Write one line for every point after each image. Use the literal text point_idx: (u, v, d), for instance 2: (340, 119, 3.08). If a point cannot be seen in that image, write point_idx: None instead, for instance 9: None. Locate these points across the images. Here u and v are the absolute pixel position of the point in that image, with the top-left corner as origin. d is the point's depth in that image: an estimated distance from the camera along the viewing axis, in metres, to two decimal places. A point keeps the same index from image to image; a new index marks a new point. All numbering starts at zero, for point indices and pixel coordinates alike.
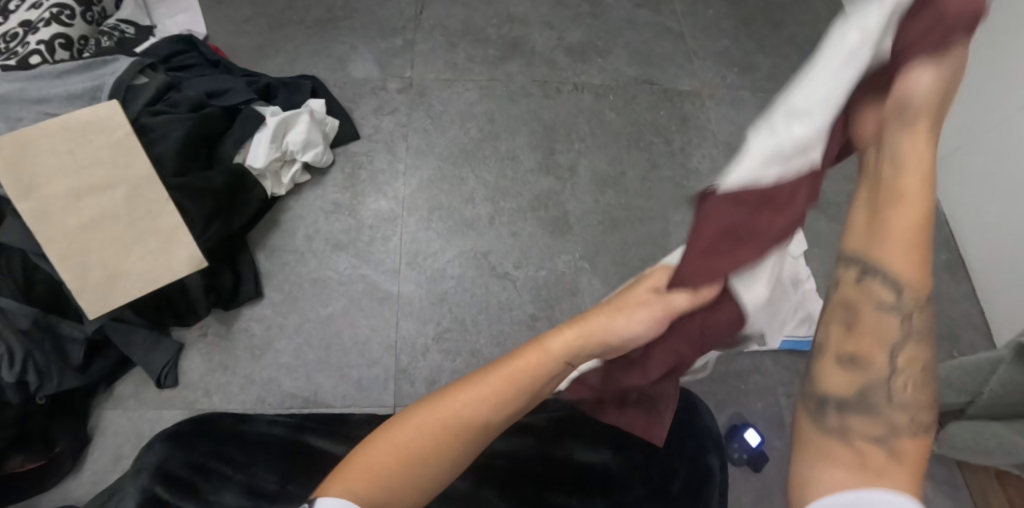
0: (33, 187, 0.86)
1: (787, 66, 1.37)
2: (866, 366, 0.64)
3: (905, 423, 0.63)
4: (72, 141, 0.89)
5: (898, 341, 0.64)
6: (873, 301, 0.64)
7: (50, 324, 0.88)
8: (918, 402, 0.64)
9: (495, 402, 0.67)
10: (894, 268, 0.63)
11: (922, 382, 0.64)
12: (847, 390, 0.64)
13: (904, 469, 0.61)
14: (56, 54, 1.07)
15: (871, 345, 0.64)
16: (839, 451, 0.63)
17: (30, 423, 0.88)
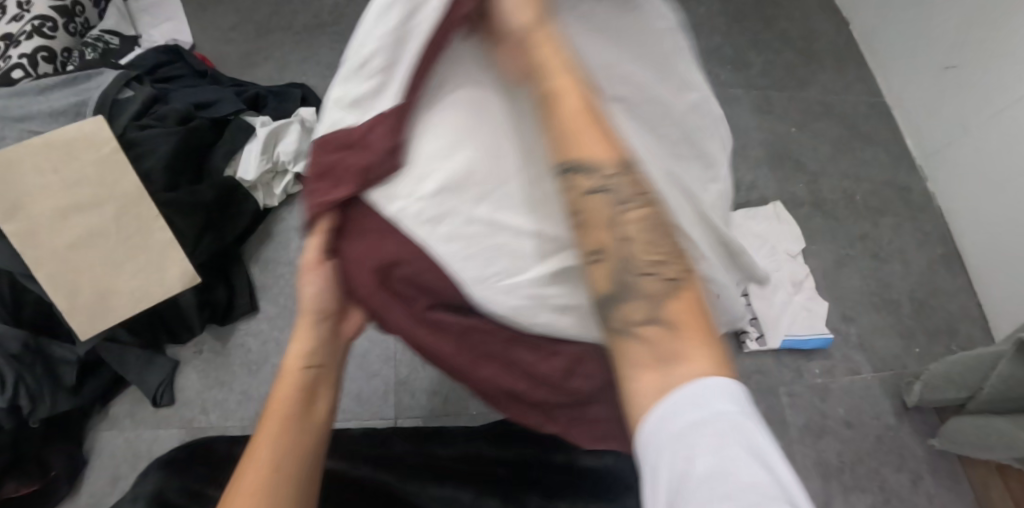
0: (19, 207, 0.84)
1: (778, 63, 1.40)
2: (604, 256, 0.50)
3: (657, 288, 0.49)
4: (58, 159, 0.87)
5: (607, 182, 0.50)
6: (586, 187, 0.51)
7: (40, 347, 0.87)
8: (661, 256, 0.49)
9: (279, 445, 0.57)
10: (571, 132, 0.52)
11: (664, 236, 0.50)
12: (603, 285, 0.50)
13: (694, 332, 0.47)
14: (38, 67, 1.06)
15: (598, 217, 0.51)
16: (639, 340, 0.48)
17: (23, 447, 0.87)
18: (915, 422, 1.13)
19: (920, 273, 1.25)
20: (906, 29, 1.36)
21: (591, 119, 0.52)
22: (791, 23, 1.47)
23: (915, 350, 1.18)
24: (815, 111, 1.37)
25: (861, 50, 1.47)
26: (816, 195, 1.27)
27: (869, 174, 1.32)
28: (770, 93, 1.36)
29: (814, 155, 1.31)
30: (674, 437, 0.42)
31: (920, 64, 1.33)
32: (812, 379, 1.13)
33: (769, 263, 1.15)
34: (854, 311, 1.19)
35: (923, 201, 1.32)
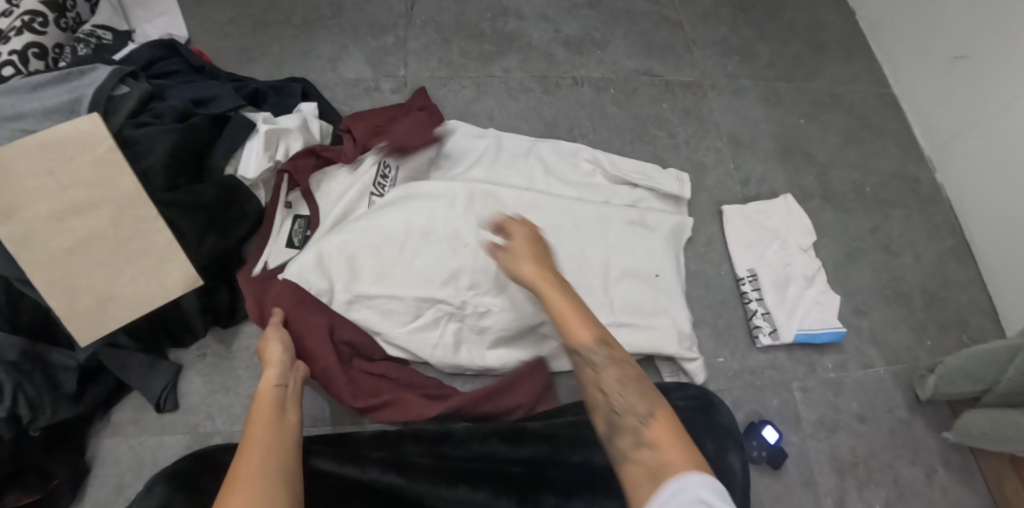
0: (14, 211, 0.80)
1: (785, 53, 1.38)
2: (600, 406, 0.72)
3: (635, 421, 0.69)
4: (50, 159, 0.82)
5: (594, 359, 0.74)
6: (589, 364, 0.75)
7: (39, 354, 0.84)
8: (635, 399, 0.71)
9: (262, 435, 0.69)
10: (564, 322, 0.77)
11: (632, 375, 0.73)
12: (602, 428, 0.71)
13: (669, 445, 0.66)
14: (30, 64, 1.02)
15: (592, 385, 0.74)
16: (637, 461, 0.67)
17: (24, 457, 0.84)
18: (927, 415, 1.12)
19: (929, 265, 1.24)
20: (915, 18, 1.34)
21: (581, 315, 0.78)
22: (797, 13, 1.45)
23: (927, 343, 1.17)
24: (824, 102, 1.35)
25: (867, 40, 1.45)
26: (826, 187, 1.26)
27: (878, 165, 1.31)
28: (778, 84, 1.34)
29: (823, 147, 1.30)
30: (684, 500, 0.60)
31: (928, 54, 1.32)
32: (826, 373, 1.11)
33: (782, 258, 1.13)
34: (866, 304, 1.18)
35: (932, 192, 1.31)
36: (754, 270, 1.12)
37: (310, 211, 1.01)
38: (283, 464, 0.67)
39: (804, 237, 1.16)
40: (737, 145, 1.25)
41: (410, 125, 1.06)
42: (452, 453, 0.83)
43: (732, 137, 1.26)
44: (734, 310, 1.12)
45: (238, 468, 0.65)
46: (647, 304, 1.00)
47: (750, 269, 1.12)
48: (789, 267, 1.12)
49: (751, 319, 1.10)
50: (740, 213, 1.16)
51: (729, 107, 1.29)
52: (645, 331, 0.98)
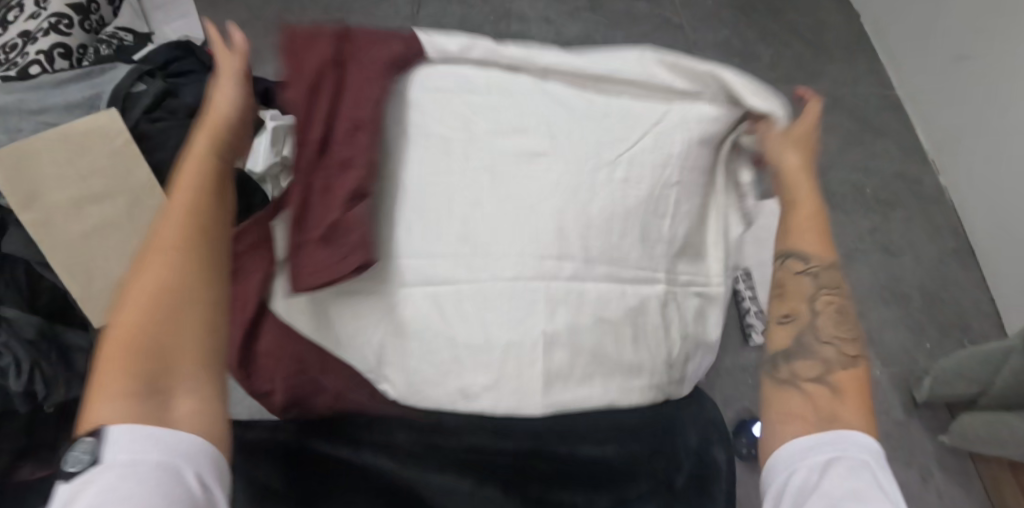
0: (37, 205, 0.85)
1: (787, 54, 1.40)
2: (797, 319, 0.64)
3: (837, 356, 0.61)
4: (71, 153, 0.88)
5: (813, 270, 0.64)
6: (791, 270, 0.65)
7: (55, 334, 0.89)
8: (843, 335, 0.62)
9: (195, 200, 0.56)
10: (802, 234, 0.66)
11: (841, 321, 0.64)
12: (786, 343, 0.63)
13: (855, 398, 0.58)
14: (55, 63, 1.08)
15: (799, 291, 0.65)
16: (806, 392, 0.60)
17: (40, 432, 0.90)
18: (924, 417, 1.11)
19: (930, 266, 1.23)
20: (920, 19, 1.34)
21: (818, 221, 0.66)
22: (800, 15, 1.46)
23: (926, 345, 1.16)
24: (825, 104, 1.36)
25: (872, 41, 1.46)
26: (824, 188, 1.27)
27: (878, 165, 1.31)
28: (779, 85, 1.35)
29: (822, 148, 1.30)
30: (830, 456, 0.53)
31: (932, 56, 1.32)
32: None
33: None
34: (864, 305, 1.18)
35: (935, 194, 1.31)
36: None
37: None
38: (207, 282, 0.54)
39: None
40: None
41: None
42: (439, 441, 0.73)
43: None
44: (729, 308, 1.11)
45: (151, 260, 0.53)
46: None
47: None
48: None
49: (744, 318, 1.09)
50: None
51: None
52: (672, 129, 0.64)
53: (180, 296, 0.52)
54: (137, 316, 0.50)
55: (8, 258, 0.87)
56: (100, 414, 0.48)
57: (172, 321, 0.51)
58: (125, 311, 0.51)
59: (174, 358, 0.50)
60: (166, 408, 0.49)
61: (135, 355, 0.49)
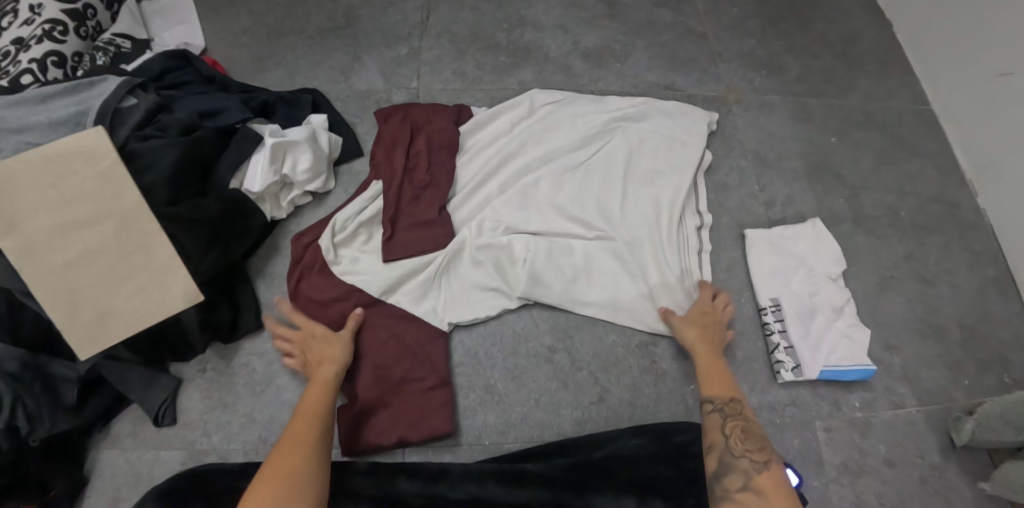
0: (16, 232, 0.80)
1: (817, 66, 1.32)
2: (716, 446, 0.79)
3: (751, 466, 0.76)
4: (53, 174, 0.82)
5: (719, 406, 0.83)
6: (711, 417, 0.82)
7: (40, 365, 0.84)
8: (752, 448, 0.77)
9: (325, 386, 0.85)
10: (710, 381, 0.86)
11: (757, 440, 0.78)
12: (712, 469, 0.78)
13: (778, 499, 0.72)
14: (48, 73, 1.03)
15: (715, 425, 0.82)
16: (739, 502, 0.74)
17: (22, 468, 0.84)
18: (962, 462, 1.03)
19: (968, 297, 1.16)
20: (958, 31, 1.26)
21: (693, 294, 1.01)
22: (830, 24, 1.38)
23: (963, 383, 1.09)
24: (857, 119, 1.28)
25: (905, 52, 1.38)
26: (858, 211, 1.19)
27: (914, 186, 1.23)
28: (808, 100, 1.28)
29: (855, 168, 1.23)
30: None
31: (972, 71, 1.24)
32: (851, 412, 1.04)
33: (808, 287, 1.06)
34: (898, 339, 1.10)
35: (974, 218, 1.23)
36: (778, 299, 1.05)
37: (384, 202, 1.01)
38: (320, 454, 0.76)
39: (833, 266, 1.09)
40: (762, 165, 1.19)
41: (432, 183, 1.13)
42: (448, 492, 0.78)
43: (758, 157, 1.20)
44: (754, 341, 1.05)
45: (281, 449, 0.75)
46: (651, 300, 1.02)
47: (774, 299, 1.05)
48: (814, 296, 1.06)
49: (772, 354, 1.03)
50: (764, 238, 1.10)
51: (754, 123, 1.23)
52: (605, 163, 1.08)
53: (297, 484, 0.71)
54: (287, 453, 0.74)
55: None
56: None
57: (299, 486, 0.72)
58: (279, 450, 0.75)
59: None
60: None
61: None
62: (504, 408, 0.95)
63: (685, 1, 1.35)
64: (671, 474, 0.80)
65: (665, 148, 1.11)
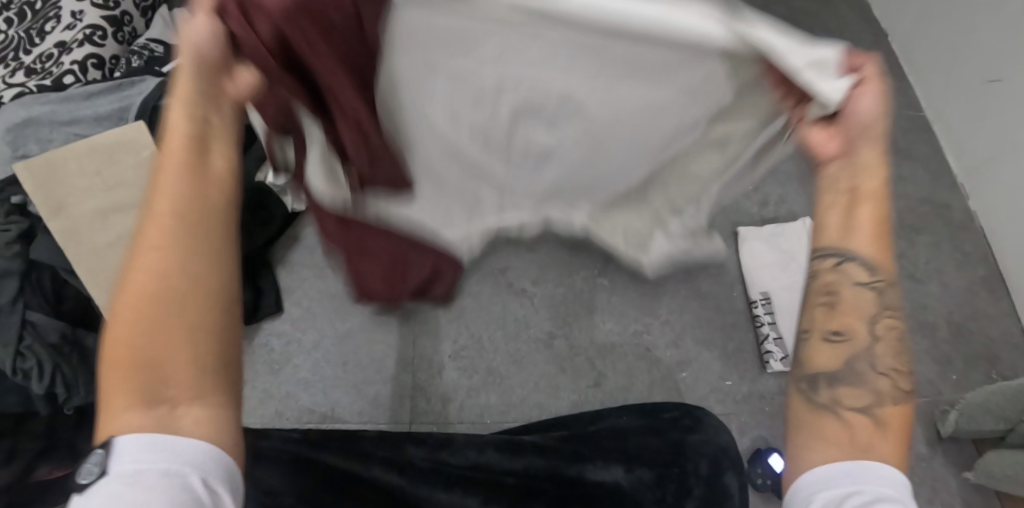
0: (63, 215, 0.89)
1: None
2: (854, 339, 0.55)
3: (891, 390, 0.54)
4: (98, 163, 0.92)
5: (875, 283, 0.55)
6: (850, 281, 0.55)
7: (77, 338, 0.91)
8: (898, 369, 0.55)
9: (181, 193, 0.48)
10: (878, 238, 0.55)
11: (900, 351, 0.56)
12: (836, 364, 0.55)
13: (898, 435, 0.52)
14: (88, 73, 1.13)
15: (853, 308, 0.56)
16: (848, 421, 0.53)
17: (57, 434, 0.92)
18: (948, 453, 1.07)
19: (957, 296, 1.19)
20: (949, 40, 1.30)
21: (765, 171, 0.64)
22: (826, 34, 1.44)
23: (951, 377, 1.13)
24: None
25: (901, 62, 1.43)
26: None
27: (904, 190, 1.28)
28: None
29: None
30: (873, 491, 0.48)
31: (962, 79, 1.29)
32: None
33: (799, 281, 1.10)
34: None
35: (964, 221, 1.27)
36: (768, 292, 1.09)
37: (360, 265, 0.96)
38: (195, 279, 0.46)
39: None
40: None
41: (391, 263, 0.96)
42: (450, 459, 0.80)
43: None
44: (745, 333, 1.09)
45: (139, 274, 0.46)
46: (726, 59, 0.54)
47: (764, 292, 1.09)
48: None
49: (762, 344, 1.07)
50: (755, 235, 1.15)
51: None
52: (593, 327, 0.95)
53: (171, 314, 0.45)
54: (143, 289, 0.45)
55: (36, 263, 0.90)
56: (116, 419, 0.43)
57: (171, 339, 0.44)
58: (140, 274, 0.46)
59: (181, 359, 0.44)
60: (173, 408, 0.43)
61: (134, 361, 0.43)
62: (505, 389, 1.02)
63: None
64: (658, 446, 0.84)
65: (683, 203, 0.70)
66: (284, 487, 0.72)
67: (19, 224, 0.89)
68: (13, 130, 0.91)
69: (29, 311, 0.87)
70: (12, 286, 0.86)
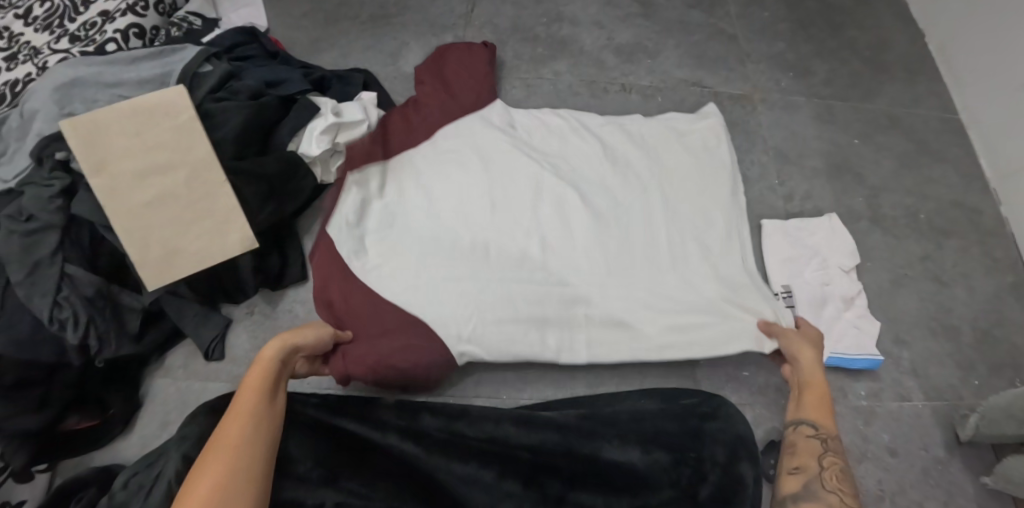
0: (103, 174, 0.90)
1: (844, 71, 1.37)
2: (807, 470, 0.80)
3: (839, 502, 0.76)
4: (138, 124, 0.92)
5: (819, 436, 0.83)
6: (801, 433, 0.84)
7: (111, 293, 0.94)
8: (844, 490, 0.78)
9: (254, 409, 0.69)
10: (817, 407, 0.85)
11: (843, 478, 0.79)
12: (797, 487, 0.79)
13: None
14: (130, 42, 1.16)
15: (809, 451, 0.82)
16: None
17: (86, 387, 0.96)
18: (966, 458, 1.05)
19: (984, 301, 1.17)
20: (988, 43, 1.29)
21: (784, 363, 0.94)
22: (860, 32, 1.43)
23: (973, 382, 1.10)
24: (881, 123, 1.32)
25: (936, 63, 1.41)
26: (876, 210, 1.22)
27: (934, 191, 1.26)
28: (833, 102, 1.33)
29: (875, 169, 1.26)
30: None
31: (1000, 82, 1.27)
32: (857, 401, 1.07)
33: (820, 276, 1.09)
34: (909, 334, 1.12)
35: (994, 225, 1.24)
36: (790, 286, 1.08)
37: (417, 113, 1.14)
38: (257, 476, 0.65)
39: (847, 259, 1.11)
40: (783, 160, 1.24)
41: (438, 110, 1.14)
42: (467, 430, 0.81)
43: (779, 153, 1.24)
44: None
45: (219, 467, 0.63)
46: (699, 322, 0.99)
47: (785, 286, 1.08)
48: (827, 285, 1.09)
49: None
50: (780, 228, 1.13)
51: (780, 122, 1.28)
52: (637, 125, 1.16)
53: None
54: (215, 469, 0.63)
55: (76, 218, 0.93)
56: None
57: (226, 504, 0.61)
58: (208, 471, 0.63)
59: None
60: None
61: None
62: (522, 368, 1.03)
63: (717, 4, 1.42)
64: (675, 429, 0.84)
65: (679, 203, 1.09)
66: (301, 446, 0.75)
67: (61, 180, 0.91)
68: (60, 89, 0.94)
69: (67, 264, 0.90)
70: (53, 239, 0.90)
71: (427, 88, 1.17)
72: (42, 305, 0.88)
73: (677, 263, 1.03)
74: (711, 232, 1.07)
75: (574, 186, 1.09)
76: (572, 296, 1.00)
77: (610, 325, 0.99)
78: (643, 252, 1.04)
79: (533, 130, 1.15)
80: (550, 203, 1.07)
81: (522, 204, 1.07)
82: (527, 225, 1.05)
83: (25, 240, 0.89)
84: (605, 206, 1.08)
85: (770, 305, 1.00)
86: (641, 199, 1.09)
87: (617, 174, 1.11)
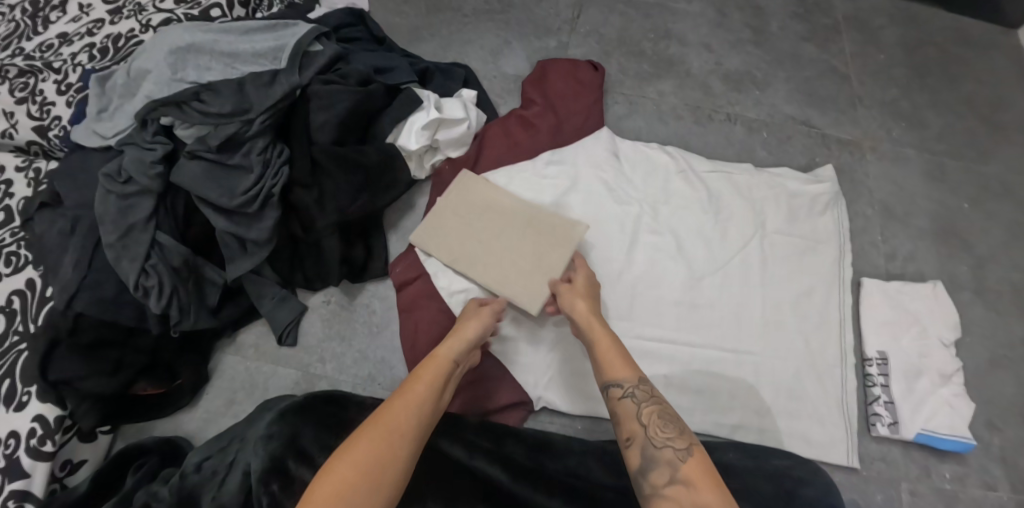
0: (461, 260, 0.97)
1: (960, 128, 1.28)
2: (636, 438, 0.73)
3: (674, 456, 0.70)
4: (450, 208, 1.00)
5: (630, 391, 0.77)
6: (612, 395, 0.78)
7: (196, 266, 0.93)
8: (674, 434, 0.72)
9: (437, 374, 0.77)
10: (612, 367, 0.80)
11: (669, 421, 0.74)
12: (635, 462, 0.72)
13: (703, 487, 0.67)
14: (234, 9, 1.14)
15: (628, 414, 0.76)
16: (667, 497, 0.68)
17: (159, 355, 0.95)
18: None
19: None
20: None
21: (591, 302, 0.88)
22: (980, 87, 1.33)
23: None
24: (995, 188, 1.23)
25: None
26: (980, 282, 1.15)
27: None
28: (946, 160, 1.24)
29: (984, 239, 1.18)
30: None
31: None
32: (941, 483, 1.00)
33: (918, 347, 1.04)
34: (1002, 420, 1.05)
35: None
36: (885, 353, 1.04)
37: (522, 128, 1.11)
38: (418, 440, 0.70)
39: (948, 332, 1.05)
40: (888, 217, 1.18)
41: (542, 131, 1.10)
42: (550, 463, 0.79)
43: (885, 208, 1.18)
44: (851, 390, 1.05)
45: (391, 415, 0.70)
46: (780, 405, 0.98)
47: (881, 352, 1.04)
48: (925, 357, 1.03)
49: (869, 405, 1.03)
50: (881, 290, 1.08)
51: (888, 175, 1.21)
52: (739, 173, 1.12)
53: (397, 452, 0.67)
54: (403, 419, 0.70)
55: (174, 186, 0.92)
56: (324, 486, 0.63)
57: (401, 449, 0.68)
58: (392, 415, 0.70)
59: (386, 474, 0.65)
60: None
61: (369, 458, 0.65)
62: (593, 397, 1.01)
63: (832, 39, 1.34)
64: (769, 491, 0.80)
65: (779, 268, 1.06)
66: None
67: (164, 146, 0.90)
68: (175, 53, 0.92)
69: (159, 232, 0.89)
70: (148, 206, 0.88)
71: (534, 106, 1.13)
72: (131, 270, 0.86)
73: (769, 336, 1.02)
74: (807, 308, 1.04)
75: (672, 232, 1.06)
76: (650, 355, 0.99)
77: (685, 393, 0.98)
78: (736, 316, 1.02)
79: (636, 165, 1.10)
80: (645, 248, 1.05)
81: (617, 246, 1.04)
82: (618, 267, 1.03)
83: (121, 203, 0.87)
84: (700, 257, 1.05)
85: (844, 396, 1.00)
86: (740, 256, 1.06)
87: (718, 226, 1.07)
